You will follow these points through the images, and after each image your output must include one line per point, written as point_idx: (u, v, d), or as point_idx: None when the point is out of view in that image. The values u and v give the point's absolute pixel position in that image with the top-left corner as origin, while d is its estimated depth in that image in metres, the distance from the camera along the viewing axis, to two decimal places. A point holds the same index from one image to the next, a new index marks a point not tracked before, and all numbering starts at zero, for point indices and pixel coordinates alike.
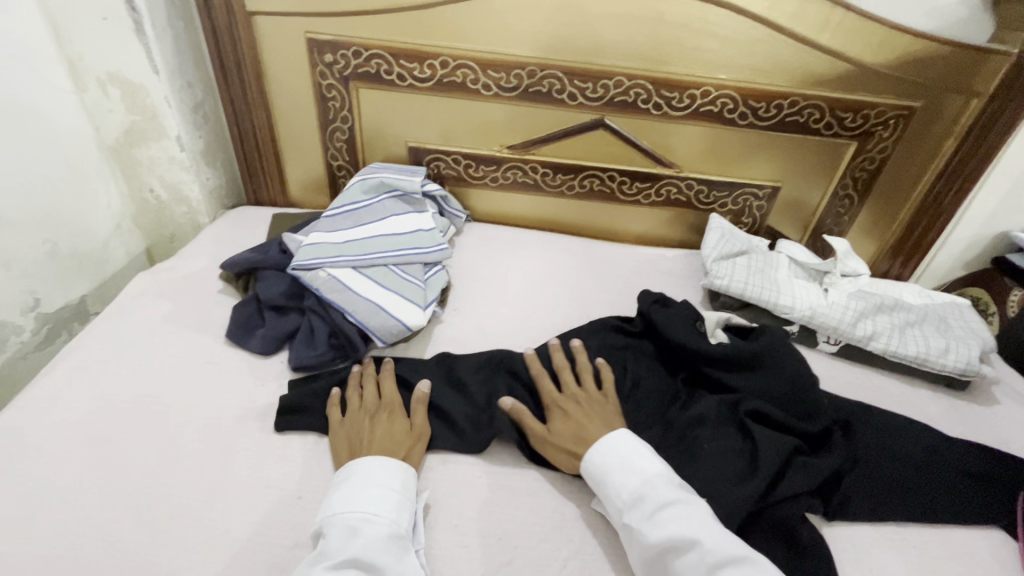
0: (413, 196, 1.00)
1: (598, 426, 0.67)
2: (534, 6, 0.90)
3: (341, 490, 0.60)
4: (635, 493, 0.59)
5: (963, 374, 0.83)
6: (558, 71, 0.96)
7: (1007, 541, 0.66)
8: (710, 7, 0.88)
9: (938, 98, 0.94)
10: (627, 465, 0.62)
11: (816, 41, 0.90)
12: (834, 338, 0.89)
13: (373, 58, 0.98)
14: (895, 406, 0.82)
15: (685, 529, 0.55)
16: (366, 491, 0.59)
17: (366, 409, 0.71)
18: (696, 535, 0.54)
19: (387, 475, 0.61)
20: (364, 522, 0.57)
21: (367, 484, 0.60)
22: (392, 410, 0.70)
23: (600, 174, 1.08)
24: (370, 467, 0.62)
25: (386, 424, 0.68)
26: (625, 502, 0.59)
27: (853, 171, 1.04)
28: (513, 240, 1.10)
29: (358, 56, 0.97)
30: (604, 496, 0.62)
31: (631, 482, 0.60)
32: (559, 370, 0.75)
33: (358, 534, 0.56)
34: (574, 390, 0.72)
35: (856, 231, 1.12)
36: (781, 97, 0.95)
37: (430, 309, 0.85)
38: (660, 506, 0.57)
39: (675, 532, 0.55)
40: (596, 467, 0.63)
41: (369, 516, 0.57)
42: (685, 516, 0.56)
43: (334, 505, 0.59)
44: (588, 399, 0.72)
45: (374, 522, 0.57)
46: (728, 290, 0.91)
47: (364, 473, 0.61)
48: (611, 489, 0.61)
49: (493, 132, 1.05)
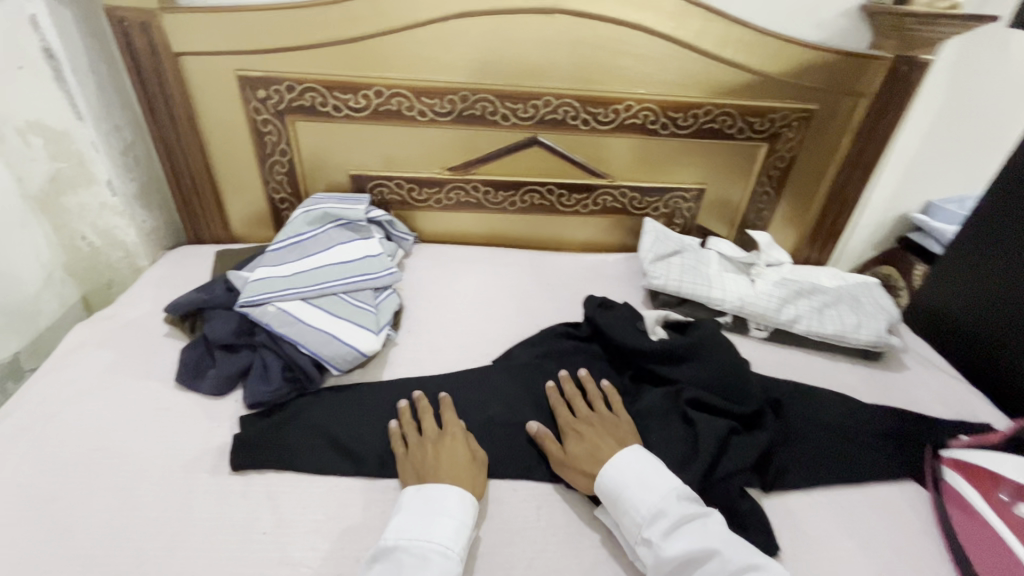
0: (358, 224, 1.02)
1: (610, 444, 0.69)
2: (460, 35, 0.95)
3: (412, 519, 0.61)
4: (655, 509, 0.61)
5: (876, 345, 0.93)
6: (489, 94, 1.00)
7: (919, 491, 0.73)
8: (624, 28, 0.95)
9: (832, 101, 1.04)
10: (644, 480, 0.64)
11: (722, 55, 0.98)
12: (763, 324, 0.96)
13: (307, 92, 0.99)
14: (820, 381, 0.90)
15: (701, 540, 0.58)
16: (438, 521, 0.61)
17: (428, 439, 0.71)
18: (716, 545, 0.58)
19: (462, 509, 0.62)
20: (434, 556, 0.58)
21: (442, 515, 0.61)
22: (458, 434, 0.72)
23: (540, 189, 1.13)
24: (444, 496, 0.63)
25: (451, 448, 0.70)
26: (644, 518, 0.61)
27: (767, 169, 1.13)
28: (463, 258, 1.13)
29: (291, 90, 0.99)
30: (621, 512, 0.62)
31: (651, 498, 0.62)
32: (570, 399, 0.78)
33: (427, 566, 0.57)
34: (587, 414, 0.75)
35: (776, 224, 1.22)
36: (695, 107, 1.03)
37: (384, 333, 0.87)
38: (679, 521, 0.60)
39: (694, 545, 0.58)
40: (611, 484, 0.64)
41: (437, 551, 0.58)
42: (701, 528, 0.60)
43: (407, 532, 0.60)
44: (600, 419, 0.74)
45: (446, 557, 0.58)
46: (666, 288, 0.98)
47: (432, 504, 0.62)
48: (629, 505, 0.62)
49: (432, 156, 1.08)
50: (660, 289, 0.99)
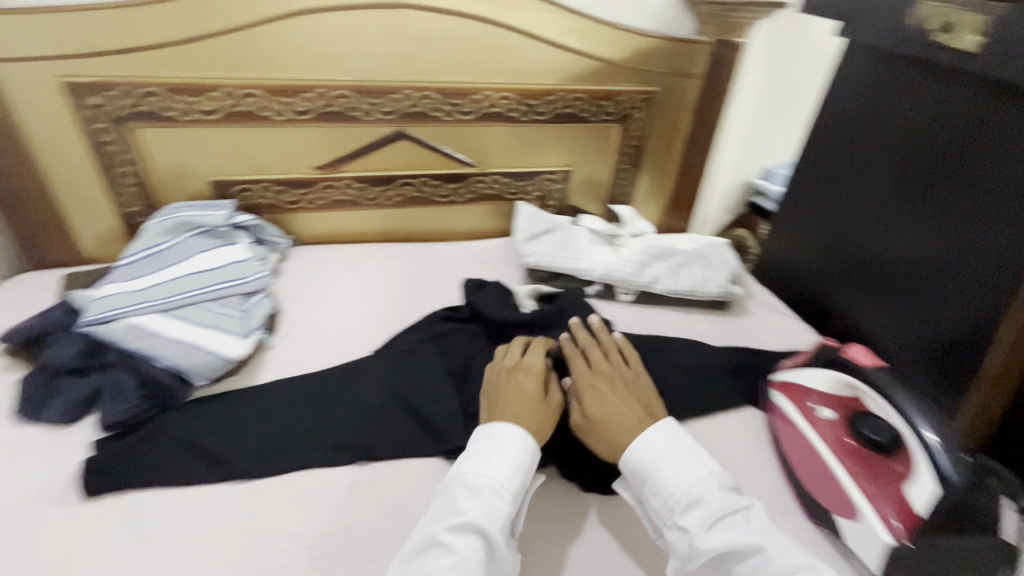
0: (220, 229, 1.01)
1: (633, 404, 0.73)
2: (317, 33, 1.00)
3: (475, 457, 0.66)
4: (693, 496, 0.62)
5: (719, 295, 1.12)
6: (348, 90, 1.06)
7: (755, 414, 0.86)
8: (481, 23, 1.08)
9: (669, 82, 1.24)
10: (680, 464, 0.65)
11: (565, 43, 1.13)
12: (628, 289, 1.12)
13: (149, 96, 0.97)
14: (672, 328, 1.06)
15: (743, 536, 0.58)
16: (494, 461, 0.65)
17: (508, 370, 0.77)
18: (760, 543, 0.57)
19: (523, 448, 0.67)
20: (489, 491, 0.62)
21: (499, 453, 0.65)
22: (535, 368, 0.77)
23: (415, 181, 1.19)
24: (507, 434, 0.67)
25: (535, 381, 0.75)
26: (679, 506, 0.62)
27: (624, 145, 1.30)
28: (348, 259, 1.16)
29: (132, 95, 0.96)
30: (657, 496, 0.64)
31: (686, 484, 0.63)
32: (584, 350, 0.83)
33: (479, 497, 0.61)
34: (610, 372, 0.79)
35: (641, 196, 1.40)
36: (548, 93, 1.18)
37: (252, 337, 0.88)
38: (718, 513, 0.60)
39: (734, 539, 0.58)
40: (642, 460, 0.66)
41: (491, 488, 0.62)
42: (741, 520, 0.60)
43: (468, 466, 0.65)
44: (632, 380, 0.78)
45: (499, 495, 0.62)
46: (537, 264, 1.10)
47: (508, 441, 0.67)
48: (665, 488, 0.64)
49: (297, 156, 1.10)
50: (533, 265, 1.11)
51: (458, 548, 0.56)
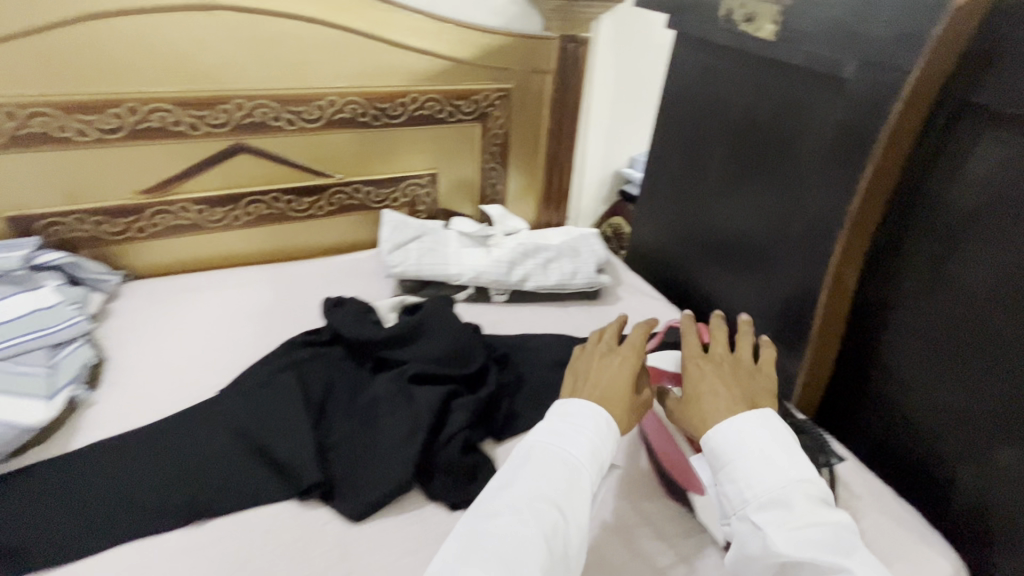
0: (15, 274, 1.65)
1: (739, 390, 1.12)
2: (231, 35, 1.81)
3: (563, 434, 1.07)
4: (776, 497, 0.96)
5: (582, 288, 1.98)
6: (167, 104, 1.80)
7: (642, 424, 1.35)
8: (348, 30, 1.94)
9: (521, 83, 2.29)
10: (772, 459, 1.00)
11: (394, 33, 2.00)
12: (501, 290, 1.96)
13: (40, 113, 1.68)
14: (548, 317, 1.92)
15: (834, 546, 0.91)
16: (586, 439, 1.06)
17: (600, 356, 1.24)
18: (847, 565, 0.89)
19: (609, 430, 1.09)
20: (586, 461, 1.04)
21: (584, 432, 1.07)
22: (632, 349, 1.22)
23: (266, 199, 2.06)
24: (583, 410, 1.10)
25: (603, 363, 1.20)
26: (764, 505, 0.97)
27: (490, 141, 2.35)
28: (175, 290, 1.92)
29: (21, 115, 1.67)
30: (749, 495, 0.99)
31: (773, 484, 0.97)
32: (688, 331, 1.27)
33: (570, 463, 1.03)
34: (723, 356, 1.21)
35: (510, 185, 2.50)
36: (401, 96, 2.10)
37: (59, 396, 1.40)
38: (807, 522, 0.93)
39: (806, 536, 0.92)
40: (728, 450, 1.03)
41: (574, 459, 1.04)
42: (832, 527, 0.93)
43: (580, 442, 1.05)
44: (734, 365, 1.19)
45: (580, 469, 1.03)
46: (406, 272, 1.89)
47: (580, 424, 1.08)
48: (757, 491, 0.98)
49: (142, 177, 1.87)
50: (404, 273, 1.90)
51: (561, 505, 0.98)
